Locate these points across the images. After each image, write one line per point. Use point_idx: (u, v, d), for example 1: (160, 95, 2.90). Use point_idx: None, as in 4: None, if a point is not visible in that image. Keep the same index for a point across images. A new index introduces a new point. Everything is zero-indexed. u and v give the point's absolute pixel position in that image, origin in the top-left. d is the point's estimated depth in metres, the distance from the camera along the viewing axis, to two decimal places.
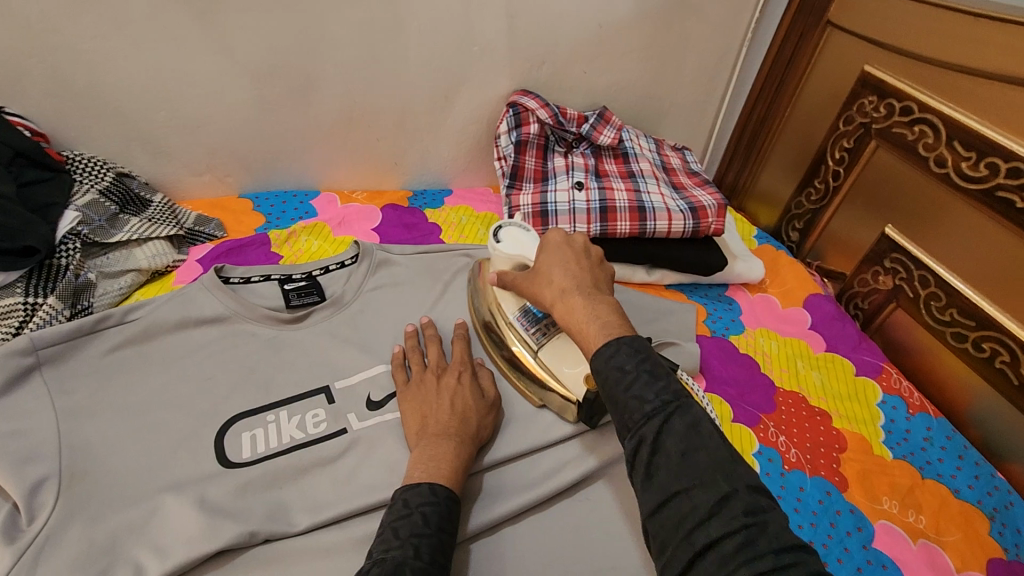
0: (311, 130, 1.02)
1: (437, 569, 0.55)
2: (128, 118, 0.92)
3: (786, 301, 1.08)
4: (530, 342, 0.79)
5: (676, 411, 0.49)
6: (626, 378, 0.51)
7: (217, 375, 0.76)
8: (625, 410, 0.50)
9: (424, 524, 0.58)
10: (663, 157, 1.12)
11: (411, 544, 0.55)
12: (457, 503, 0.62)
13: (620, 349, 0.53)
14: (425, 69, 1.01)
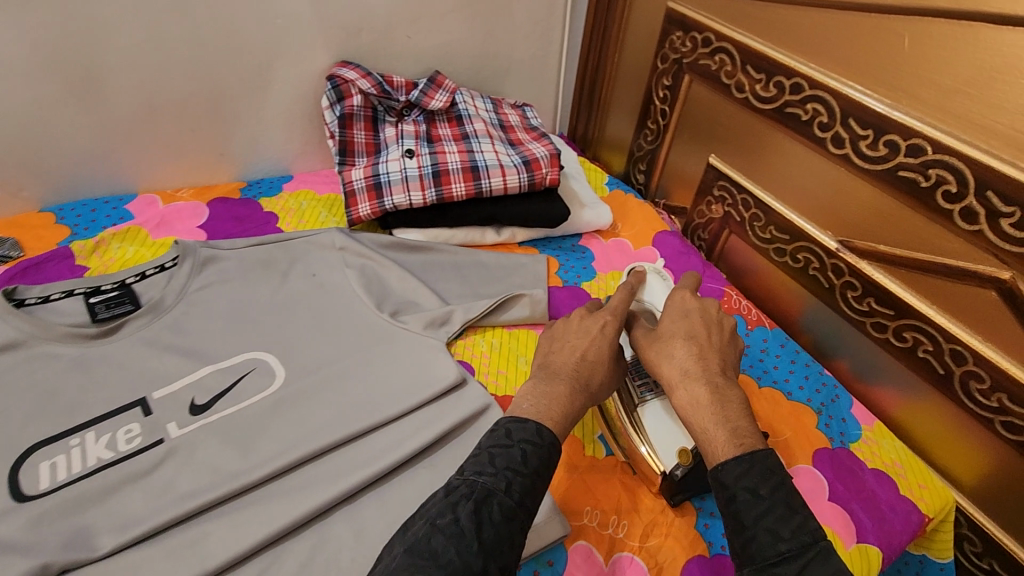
0: (110, 128, 0.94)
1: (524, 512, 0.54)
2: None
3: (636, 241, 1.10)
4: (633, 395, 0.74)
5: (817, 559, 0.49)
6: (762, 507, 0.52)
7: (9, 406, 0.69)
8: (756, 544, 0.51)
9: (522, 461, 0.56)
10: (501, 116, 1.11)
11: (507, 476, 0.54)
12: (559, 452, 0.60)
13: (753, 470, 0.54)
14: (228, 48, 0.94)
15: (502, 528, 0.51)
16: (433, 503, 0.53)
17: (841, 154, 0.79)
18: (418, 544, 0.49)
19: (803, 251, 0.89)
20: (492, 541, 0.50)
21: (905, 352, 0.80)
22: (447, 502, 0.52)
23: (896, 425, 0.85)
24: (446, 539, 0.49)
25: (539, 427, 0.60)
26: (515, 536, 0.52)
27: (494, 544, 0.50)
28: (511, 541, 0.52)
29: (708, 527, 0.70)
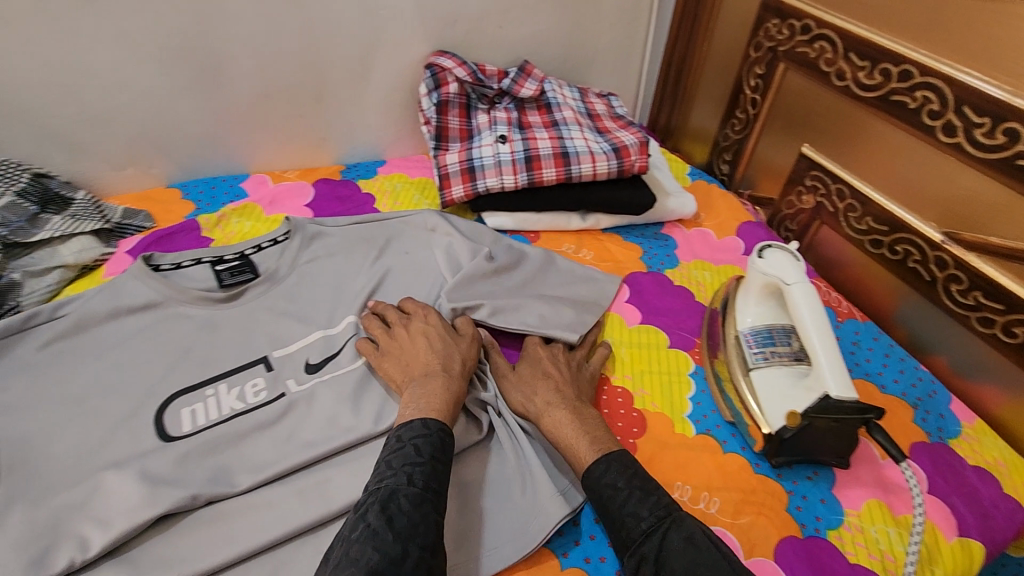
0: (230, 112, 1.01)
1: (432, 495, 0.58)
2: (35, 117, 0.89)
3: (720, 231, 1.10)
4: (748, 360, 0.79)
5: (672, 527, 0.57)
6: (621, 497, 0.61)
7: (154, 358, 0.78)
8: (624, 529, 0.59)
9: (417, 455, 0.60)
10: (587, 105, 1.14)
11: (404, 473, 0.58)
12: (450, 438, 0.64)
13: (611, 468, 0.63)
14: (337, 39, 1.00)
15: (414, 514, 0.55)
16: (345, 524, 0.56)
17: (952, 143, 0.77)
18: (340, 554, 0.51)
19: (903, 243, 0.87)
20: (405, 529, 0.53)
21: (1014, 350, 0.77)
22: (357, 514, 0.55)
23: (999, 424, 0.82)
24: (362, 543, 0.52)
25: (434, 421, 0.65)
26: (430, 518, 0.55)
27: (410, 529, 0.53)
28: (431, 523, 0.55)
29: (801, 510, 0.71)
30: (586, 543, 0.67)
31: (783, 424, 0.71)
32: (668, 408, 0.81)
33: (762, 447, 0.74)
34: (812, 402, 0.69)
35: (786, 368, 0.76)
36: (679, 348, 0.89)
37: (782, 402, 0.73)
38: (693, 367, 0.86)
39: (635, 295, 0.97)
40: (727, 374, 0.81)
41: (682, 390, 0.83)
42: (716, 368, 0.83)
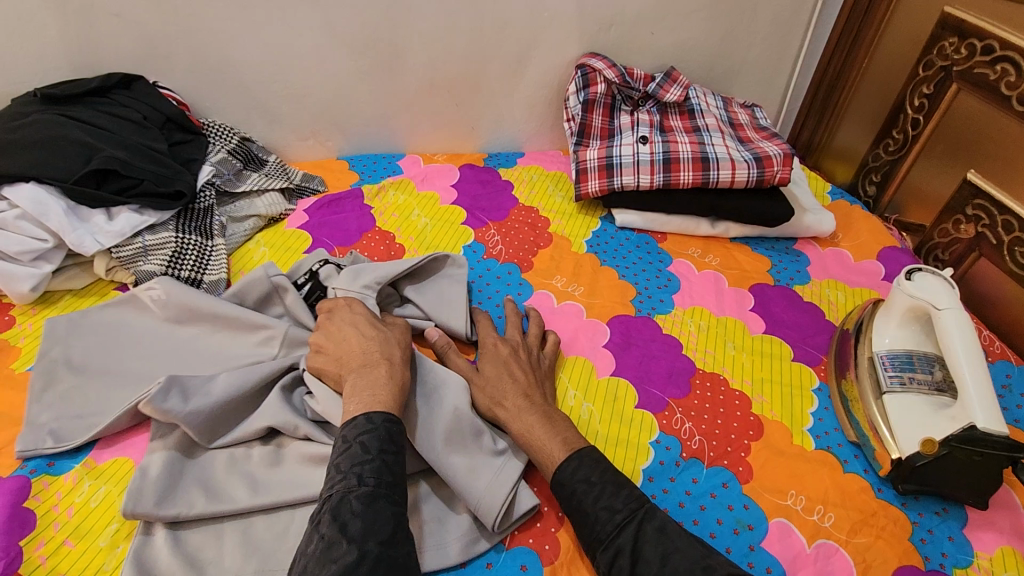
0: (398, 96, 1.13)
1: (388, 491, 0.52)
2: (249, 90, 1.06)
3: (858, 253, 1.06)
4: (881, 383, 0.77)
5: (645, 519, 0.59)
6: (594, 492, 0.61)
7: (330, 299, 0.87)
8: (596, 524, 0.60)
9: (364, 452, 0.54)
10: (730, 114, 1.14)
11: (353, 474, 0.52)
12: (399, 427, 0.58)
13: (582, 464, 0.63)
14: (500, 36, 1.09)
15: (368, 516, 0.50)
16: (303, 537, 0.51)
17: None
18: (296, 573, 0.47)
19: None
20: (360, 532, 0.48)
21: None
22: (310, 525, 0.50)
23: None
24: (318, 558, 0.47)
25: (384, 415, 0.58)
26: (387, 513, 0.51)
27: (365, 530, 0.49)
28: (388, 516, 0.50)
29: (925, 542, 0.68)
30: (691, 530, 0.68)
31: (915, 450, 0.70)
32: (787, 418, 0.80)
33: (889, 472, 0.72)
34: (954, 430, 0.67)
35: (925, 397, 0.74)
36: (803, 363, 0.87)
37: (916, 428, 0.71)
38: (818, 384, 0.84)
39: (760, 304, 0.96)
40: (855, 396, 0.79)
41: (804, 404, 0.82)
42: (843, 389, 0.81)
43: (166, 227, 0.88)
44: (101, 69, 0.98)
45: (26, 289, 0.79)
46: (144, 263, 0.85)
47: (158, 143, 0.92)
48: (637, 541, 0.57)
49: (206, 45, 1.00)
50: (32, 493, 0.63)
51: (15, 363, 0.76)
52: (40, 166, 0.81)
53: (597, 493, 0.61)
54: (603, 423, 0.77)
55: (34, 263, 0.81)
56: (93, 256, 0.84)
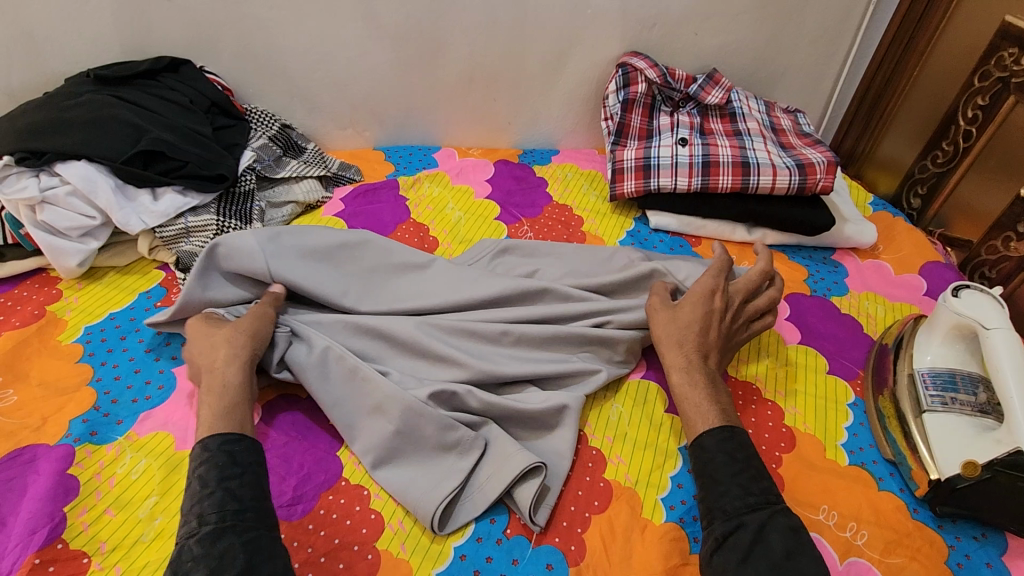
0: (438, 89, 1.13)
1: (234, 518, 0.53)
2: (290, 78, 1.07)
3: (900, 266, 1.03)
4: (921, 402, 0.75)
5: (780, 511, 0.59)
6: (738, 467, 0.62)
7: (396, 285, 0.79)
8: (726, 496, 0.60)
9: (202, 489, 0.54)
10: (772, 118, 1.11)
11: (192, 516, 0.53)
12: (240, 445, 0.58)
13: (733, 439, 0.64)
14: (543, 32, 1.08)
15: (214, 551, 0.50)
16: None
17: None
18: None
19: None
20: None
21: None
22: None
23: None
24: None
25: (219, 441, 0.58)
26: (234, 546, 0.51)
27: (208, 574, 0.49)
28: (237, 549, 0.51)
29: (962, 567, 0.66)
30: None
31: (956, 472, 0.68)
32: (820, 431, 0.78)
33: (927, 492, 0.70)
34: (999, 454, 0.66)
35: (967, 418, 0.72)
36: (839, 377, 0.85)
37: (959, 449, 0.69)
38: (853, 399, 0.82)
39: (795, 314, 0.94)
40: (893, 413, 0.77)
41: (839, 418, 0.80)
42: (879, 405, 0.79)
43: (209, 209, 0.90)
44: (151, 52, 1.00)
45: (73, 264, 0.81)
46: (185, 245, 0.87)
47: (202, 127, 0.94)
48: (766, 522, 0.58)
49: (253, 32, 1.01)
50: (77, 460, 0.65)
51: (61, 335, 0.78)
52: (90, 145, 0.82)
53: (737, 469, 0.61)
54: (633, 425, 0.74)
55: (81, 239, 0.83)
56: (137, 235, 0.86)
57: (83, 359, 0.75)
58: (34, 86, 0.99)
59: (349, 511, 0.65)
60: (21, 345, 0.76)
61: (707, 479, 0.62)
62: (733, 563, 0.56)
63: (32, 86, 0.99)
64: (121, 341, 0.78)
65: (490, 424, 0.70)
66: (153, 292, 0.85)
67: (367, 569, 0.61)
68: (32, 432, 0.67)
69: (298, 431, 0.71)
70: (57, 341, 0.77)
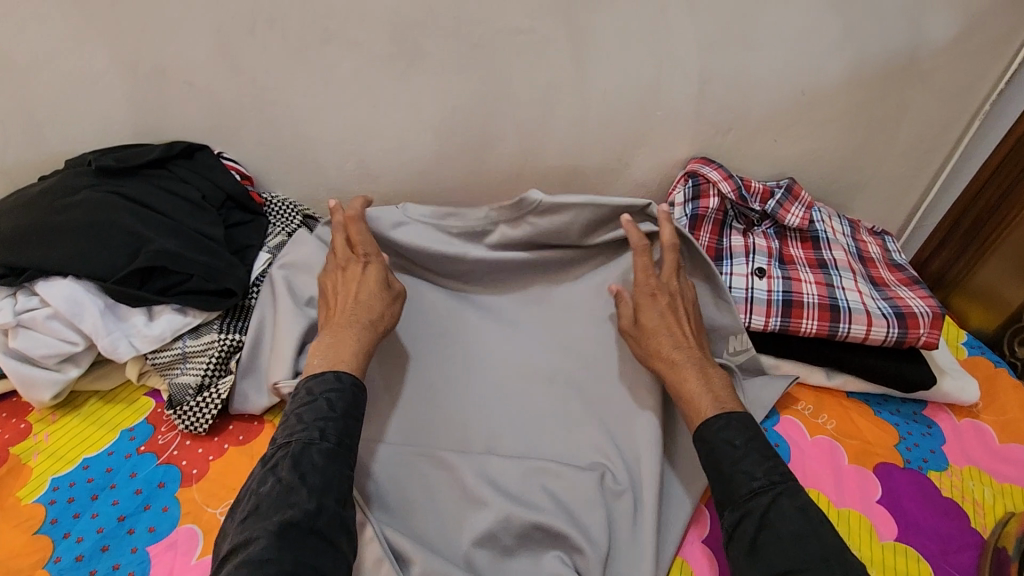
0: (481, 185, 1.01)
1: (344, 450, 0.60)
2: (318, 166, 0.95)
3: (1005, 433, 0.89)
4: None
5: (786, 493, 0.60)
6: (735, 455, 0.63)
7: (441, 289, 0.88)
8: (732, 483, 0.62)
9: (330, 410, 0.61)
10: (860, 244, 0.98)
11: (316, 428, 0.60)
12: (362, 393, 0.66)
13: (729, 426, 0.66)
14: (604, 131, 0.95)
15: (327, 468, 0.57)
16: (256, 472, 0.59)
17: None
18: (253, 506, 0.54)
19: None
20: (319, 483, 0.56)
21: None
22: (266, 468, 0.57)
23: None
24: (275, 499, 0.55)
25: (306, 379, 0.65)
26: (342, 471, 0.59)
27: (324, 485, 0.56)
28: (342, 479, 0.58)
29: None
30: None
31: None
32: None
33: None
34: None
35: None
36: None
37: None
38: None
39: (888, 496, 0.80)
40: None
41: None
42: None
43: (211, 328, 0.77)
44: (165, 134, 0.89)
45: (47, 396, 0.70)
46: (180, 373, 0.74)
47: (215, 229, 0.82)
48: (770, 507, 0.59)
49: (282, 118, 0.89)
50: None
51: (22, 491, 0.65)
52: (83, 261, 0.70)
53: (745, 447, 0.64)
54: None
55: (60, 365, 0.71)
56: (126, 361, 0.74)
57: (44, 528, 0.63)
58: (33, 165, 0.88)
59: None
60: None
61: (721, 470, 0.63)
62: (741, 552, 0.58)
63: (29, 164, 0.88)
64: (92, 502, 0.65)
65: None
66: (138, 431, 0.72)
67: None
68: None
69: None
70: (16, 499, 0.65)
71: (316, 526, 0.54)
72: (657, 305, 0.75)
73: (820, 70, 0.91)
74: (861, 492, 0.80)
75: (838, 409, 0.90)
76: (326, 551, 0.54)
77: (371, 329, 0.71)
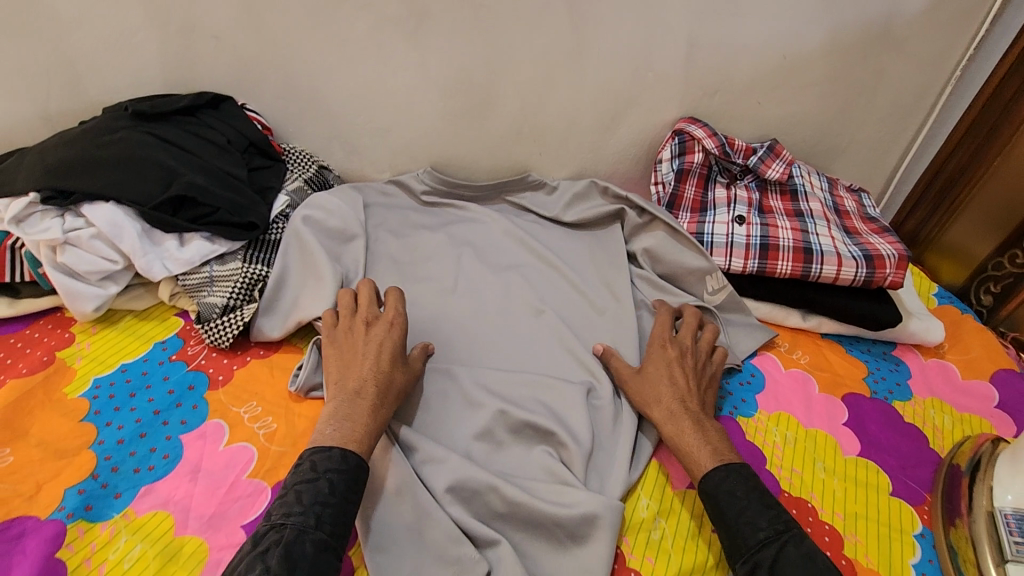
0: (482, 142, 1.08)
1: (337, 540, 0.57)
2: (332, 120, 1.03)
3: (967, 370, 0.95)
4: (1003, 547, 0.68)
5: (791, 541, 0.61)
6: (740, 504, 0.64)
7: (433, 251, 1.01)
8: (739, 533, 0.62)
9: (329, 494, 0.58)
10: (836, 198, 1.04)
11: (314, 514, 0.56)
12: (365, 473, 0.62)
13: (730, 477, 0.67)
14: (598, 92, 1.02)
15: (318, 564, 0.54)
16: (240, 556, 0.54)
17: None
18: None
19: None
20: None
21: None
22: (254, 553, 0.53)
23: None
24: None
25: (309, 450, 0.62)
26: (331, 566, 0.55)
27: None
28: (331, 571, 0.55)
29: None
30: None
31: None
32: (885, 567, 0.70)
33: None
34: None
35: None
36: (903, 500, 0.77)
37: None
38: (920, 529, 0.74)
39: (854, 419, 0.86)
40: (968, 553, 0.69)
41: (905, 551, 0.71)
42: (951, 539, 0.71)
43: (236, 256, 0.85)
44: (193, 86, 0.96)
45: (89, 309, 0.77)
46: (208, 294, 0.82)
47: (238, 169, 0.89)
48: (778, 556, 0.60)
49: (299, 73, 0.97)
50: (67, 541, 0.59)
51: (67, 386, 0.73)
52: (120, 188, 0.78)
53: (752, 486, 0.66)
54: (677, 546, 0.68)
55: (101, 283, 0.79)
56: (159, 281, 0.82)
57: (88, 417, 0.70)
58: (73, 113, 0.96)
59: None
60: (25, 396, 0.71)
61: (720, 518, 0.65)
62: None
63: (70, 113, 0.96)
64: (130, 398, 0.73)
65: (501, 544, 0.64)
66: (170, 343, 0.80)
67: None
68: (24, 501, 0.62)
69: None
70: (63, 393, 0.72)
71: None
72: (664, 358, 0.81)
73: (800, 35, 0.97)
74: (829, 413, 0.87)
75: (809, 345, 0.97)
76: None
77: (382, 402, 0.68)
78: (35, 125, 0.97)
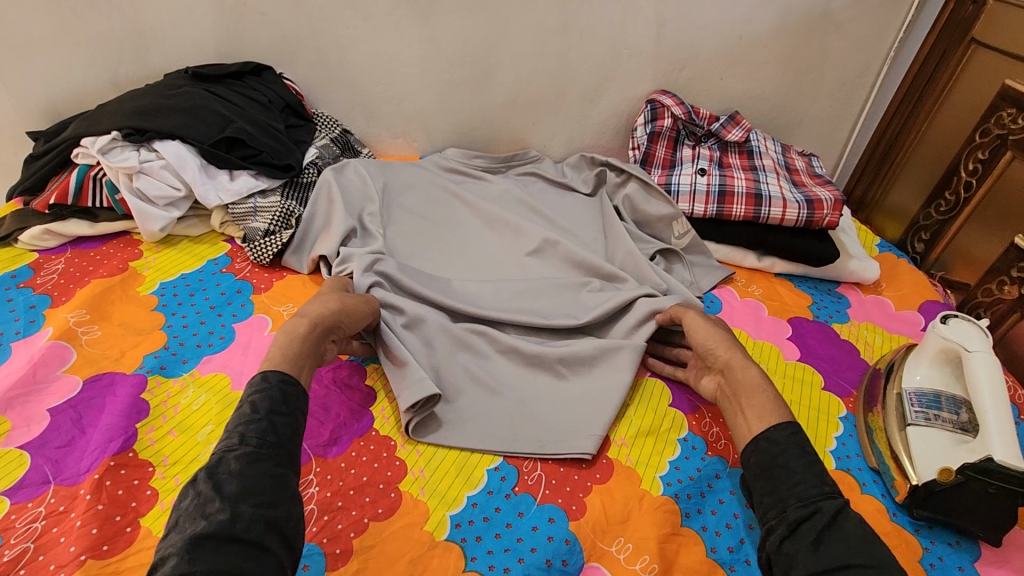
0: (483, 111, 1.25)
1: (269, 449, 0.59)
2: (355, 89, 1.21)
3: (900, 303, 1.10)
4: (905, 416, 0.81)
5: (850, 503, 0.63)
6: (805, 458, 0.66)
7: None
8: (802, 484, 0.64)
9: (253, 413, 0.61)
10: (788, 159, 1.21)
11: (235, 434, 0.59)
12: (292, 386, 0.65)
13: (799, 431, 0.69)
14: (582, 67, 1.19)
15: (244, 472, 0.56)
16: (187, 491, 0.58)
17: None
18: (170, 524, 0.54)
19: None
20: (234, 490, 0.55)
21: None
22: (187, 484, 0.57)
23: None
24: (191, 512, 0.54)
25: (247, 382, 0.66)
26: (266, 473, 0.57)
27: (239, 490, 0.55)
28: (267, 477, 0.57)
29: (934, 567, 0.71)
30: (721, 510, 0.72)
31: (932, 477, 0.74)
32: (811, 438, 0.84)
33: (906, 497, 0.76)
34: (972, 460, 0.71)
35: (948, 433, 0.78)
36: (833, 393, 0.91)
37: (936, 459, 0.75)
38: (844, 412, 0.89)
39: (797, 335, 1.01)
40: (880, 427, 0.83)
41: (829, 428, 0.86)
42: (869, 420, 0.85)
43: (276, 193, 1.00)
44: (239, 57, 1.14)
45: (156, 228, 0.94)
46: (252, 221, 0.98)
47: (278, 123, 1.06)
48: (838, 513, 0.61)
49: (329, 46, 1.14)
50: (148, 387, 0.75)
51: (139, 287, 0.89)
52: (185, 129, 0.95)
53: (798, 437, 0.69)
54: (638, 413, 0.82)
55: (166, 208, 0.95)
56: (213, 210, 0.98)
57: (158, 308, 0.86)
58: (138, 79, 1.14)
59: (377, 456, 0.73)
60: (106, 292, 0.87)
61: (774, 469, 0.66)
62: (803, 546, 0.59)
63: (136, 79, 1.14)
64: (191, 297, 0.89)
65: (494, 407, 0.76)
66: (220, 261, 0.96)
67: (389, 504, 0.68)
68: (111, 361, 0.78)
69: (338, 385, 0.81)
70: (136, 291, 0.88)
71: (234, 533, 0.52)
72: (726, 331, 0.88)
73: (754, 16, 1.15)
74: (776, 330, 1.02)
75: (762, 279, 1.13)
76: (253, 554, 0.52)
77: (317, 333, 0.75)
78: (106, 89, 1.15)
